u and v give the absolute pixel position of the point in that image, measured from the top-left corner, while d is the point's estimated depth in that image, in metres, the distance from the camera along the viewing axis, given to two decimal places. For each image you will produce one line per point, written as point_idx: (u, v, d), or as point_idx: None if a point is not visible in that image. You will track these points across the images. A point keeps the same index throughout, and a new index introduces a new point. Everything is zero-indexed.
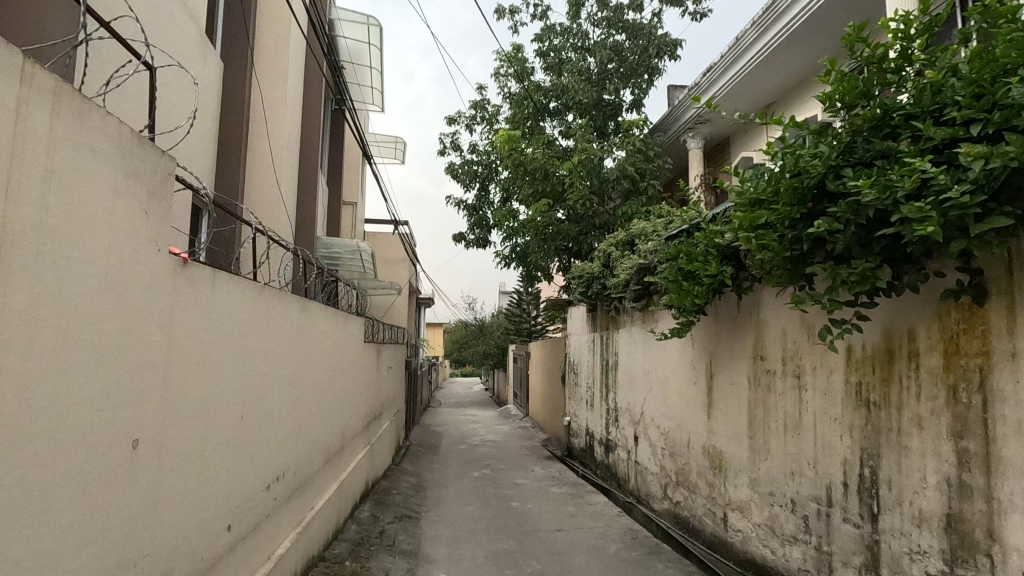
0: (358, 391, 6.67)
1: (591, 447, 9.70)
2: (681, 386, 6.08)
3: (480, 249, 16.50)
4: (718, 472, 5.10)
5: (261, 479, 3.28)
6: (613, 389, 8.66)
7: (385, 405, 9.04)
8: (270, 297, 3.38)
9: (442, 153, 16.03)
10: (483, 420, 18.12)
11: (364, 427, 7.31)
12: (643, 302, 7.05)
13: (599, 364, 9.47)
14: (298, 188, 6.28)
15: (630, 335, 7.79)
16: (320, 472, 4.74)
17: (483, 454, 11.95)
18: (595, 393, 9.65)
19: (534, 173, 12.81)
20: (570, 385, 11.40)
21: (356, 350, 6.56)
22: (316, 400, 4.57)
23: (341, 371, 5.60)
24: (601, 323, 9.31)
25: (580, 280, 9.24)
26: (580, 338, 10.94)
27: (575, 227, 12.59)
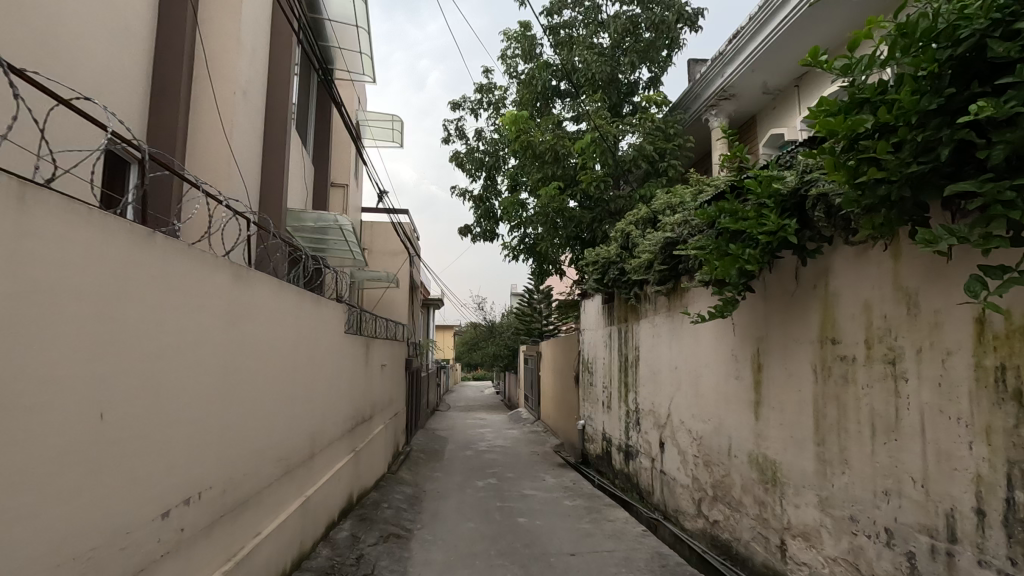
0: (338, 390, 5.74)
1: (608, 454, 8.69)
2: (718, 380, 5.06)
3: (487, 242, 15.55)
4: (772, 488, 4.08)
5: (156, 503, 2.37)
6: (633, 388, 7.65)
7: (377, 407, 8.12)
8: (169, 252, 2.46)
9: (447, 140, 15.15)
10: (493, 424, 17.14)
11: (349, 432, 6.38)
12: (671, 284, 6.04)
13: (617, 360, 8.45)
14: (264, 151, 5.35)
15: (654, 326, 6.78)
16: (276, 488, 3.83)
17: (490, 461, 10.98)
18: (613, 393, 8.62)
19: (544, 156, 11.86)
20: (585, 384, 10.38)
21: (335, 341, 5.63)
22: (266, 396, 3.66)
23: (310, 363, 4.69)
24: (619, 315, 8.30)
25: (596, 267, 8.26)
26: (595, 334, 9.92)
27: (588, 214, 11.61)
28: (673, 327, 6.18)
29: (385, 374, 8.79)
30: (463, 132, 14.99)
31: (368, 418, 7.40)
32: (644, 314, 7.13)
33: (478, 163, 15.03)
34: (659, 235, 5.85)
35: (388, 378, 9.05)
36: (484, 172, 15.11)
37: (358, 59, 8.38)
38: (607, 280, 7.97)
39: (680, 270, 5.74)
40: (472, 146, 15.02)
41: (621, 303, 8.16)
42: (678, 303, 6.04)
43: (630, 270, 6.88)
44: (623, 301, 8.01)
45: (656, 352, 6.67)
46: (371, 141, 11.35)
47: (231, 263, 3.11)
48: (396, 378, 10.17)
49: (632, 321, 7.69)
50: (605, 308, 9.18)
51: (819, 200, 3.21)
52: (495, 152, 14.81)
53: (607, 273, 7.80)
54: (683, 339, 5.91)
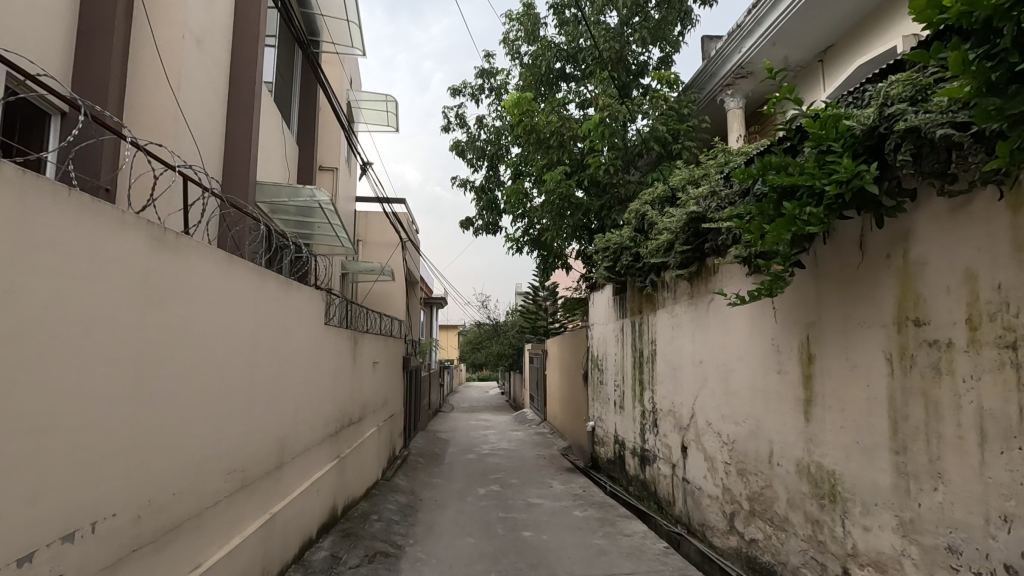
0: (318, 388, 5.07)
1: (622, 459, 7.97)
2: (754, 376, 4.33)
3: (490, 235, 14.86)
4: (829, 504, 3.36)
5: (12, 545, 1.70)
6: (649, 386, 6.93)
7: (369, 409, 7.43)
8: (36, 198, 1.80)
9: (446, 129, 14.47)
10: (497, 426, 16.43)
11: (334, 436, 5.69)
12: (694, 266, 5.33)
13: (630, 355, 7.73)
14: (228, 113, 4.66)
15: (673, 316, 6.07)
16: (226, 507, 3.14)
17: (493, 466, 10.27)
18: (626, 393, 7.91)
19: (548, 141, 11.17)
20: (594, 383, 9.67)
21: (314, 334, 4.95)
22: (211, 394, 2.98)
23: (279, 357, 4.02)
24: (632, 306, 7.59)
25: (606, 255, 7.56)
26: (605, 328, 9.22)
27: (597, 201, 10.88)
28: (697, 316, 5.47)
29: (379, 372, 8.11)
30: (464, 119, 14.32)
31: (357, 421, 6.71)
32: (662, 304, 6.41)
33: (479, 153, 14.34)
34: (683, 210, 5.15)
35: (381, 376, 8.37)
36: (486, 161, 14.43)
37: (345, 29, 7.70)
38: (619, 269, 7.26)
39: (707, 249, 5.03)
40: (473, 135, 14.32)
41: (634, 292, 7.45)
42: (703, 288, 5.32)
43: (646, 254, 6.18)
44: (638, 291, 7.29)
45: (676, 345, 5.95)
46: (364, 125, 10.69)
47: (150, 224, 2.42)
48: (392, 377, 9.49)
49: (647, 312, 6.98)
50: (616, 299, 8.49)
51: (907, 136, 2.51)
52: (497, 140, 14.12)
53: (619, 260, 7.09)
54: (709, 329, 5.20)
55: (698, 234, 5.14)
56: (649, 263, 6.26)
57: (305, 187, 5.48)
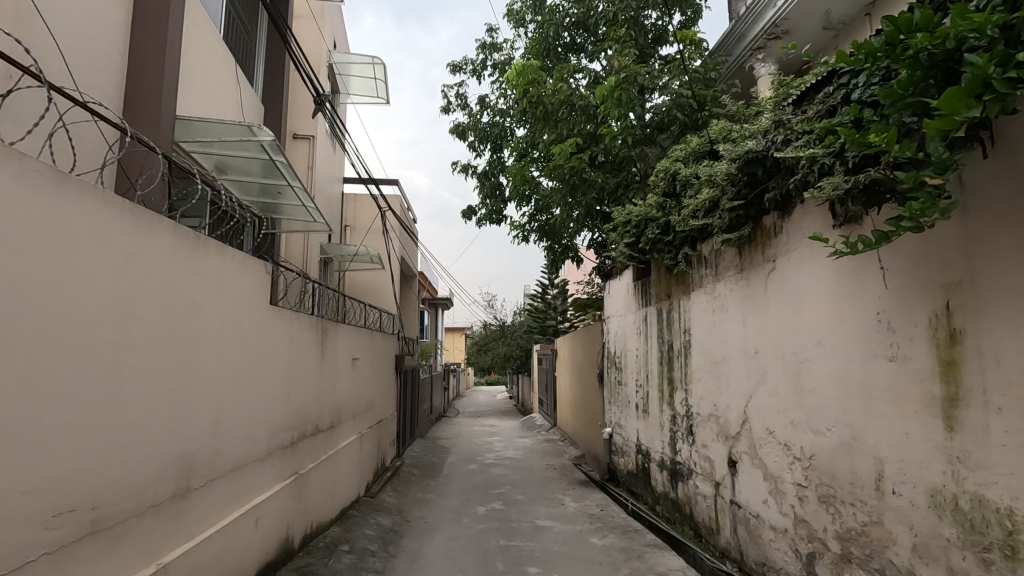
0: (263, 386, 3.95)
1: (646, 472, 6.75)
2: (845, 368, 3.12)
3: (493, 224, 13.69)
4: (1001, 562, 2.16)
5: None
6: (682, 385, 5.70)
7: (346, 414, 6.27)
8: None
9: (446, 109, 13.36)
10: (503, 432, 15.23)
11: (292, 448, 4.55)
12: (748, 226, 4.11)
13: (656, 350, 6.52)
14: (136, 28, 3.60)
15: (716, 297, 4.87)
16: (57, 570, 2.02)
17: (496, 478, 9.07)
18: (651, 394, 6.70)
19: (556, 113, 9.95)
20: (612, 384, 8.43)
21: (255, 316, 3.81)
22: (16, 394, 1.87)
23: (185, 341, 2.90)
24: (659, 292, 6.39)
25: (627, 229, 6.36)
26: (624, 320, 8.00)
27: (613, 178, 9.64)
28: (750, 293, 4.26)
29: (360, 371, 6.97)
30: (465, 99, 13.20)
31: (328, 429, 5.56)
32: (700, 283, 5.20)
33: (482, 134, 13.19)
34: (733, 151, 3.97)
35: (364, 376, 7.23)
36: (489, 144, 13.29)
37: None
38: (643, 245, 6.06)
39: (766, 201, 3.84)
40: (475, 115, 13.19)
41: (662, 274, 6.24)
42: (758, 256, 4.12)
43: (680, 219, 4.98)
44: (667, 272, 6.09)
45: (721, 332, 4.75)
46: (350, 94, 9.56)
47: None
48: (379, 377, 8.33)
49: (678, 294, 5.77)
50: (638, 285, 7.29)
51: None
52: (501, 121, 12.98)
53: (645, 233, 5.87)
54: (769, 310, 3.99)
55: (754, 182, 3.95)
56: (686, 229, 5.03)
57: (245, 124, 4.18)
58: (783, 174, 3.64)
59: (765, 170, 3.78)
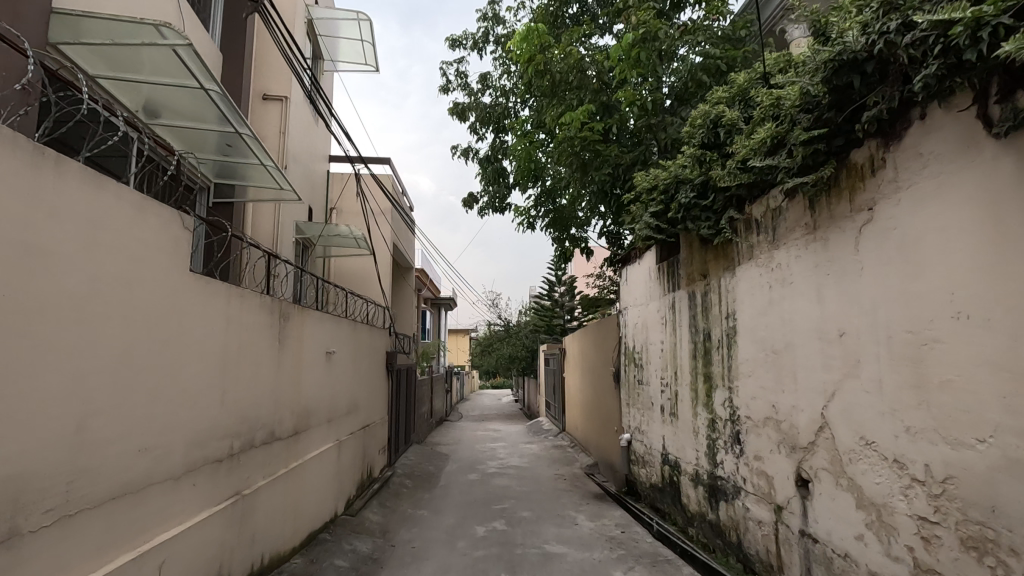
0: (181, 381, 2.94)
1: (675, 487, 5.70)
2: (1015, 349, 2.07)
3: (496, 213, 12.68)
4: None
5: None
6: (723, 383, 4.65)
7: (318, 419, 5.25)
8: None
9: (445, 89, 12.40)
10: (507, 437, 14.20)
11: (234, 461, 3.55)
12: (830, 161, 3.07)
13: (687, 342, 5.48)
14: None
15: (775, 270, 3.83)
16: None
17: (499, 490, 8.04)
18: (680, 395, 5.65)
19: (565, 82, 8.93)
20: (631, 384, 7.38)
21: (167, 284, 2.81)
22: None
23: (12, 307, 1.90)
24: (691, 272, 5.35)
25: (653, 196, 5.34)
26: (644, 310, 6.95)
27: (629, 152, 8.60)
28: (830, 258, 3.22)
29: (339, 367, 5.97)
30: (465, 77, 12.23)
31: (290, 436, 4.54)
32: (750, 255, 4.17)
33: (483, 115, 12.19)
34: (814, 59, 2.94)
35: (344, 373, 6.22)
36: (492, 126, 12.30)
37: None
38: (672, 213, 5.01)
39: (862, 123, 2.80)
40: (477, 94, 12.21)
41: (696, 248, 5.20)
42: (844, 206, 3.08)
43: (733, 172, 3.99)
44: (702, 245, 5.06)
45: (783, 313, 3.70)
46: (335, 60, 8.60)
47: None
48: (365, 376, 7.32)
49: (718, 270, 4.73)
50: (663, 267, 6.25)
51: None
52: (504, 100, 11.99)
53: (678, 196, 4.83)
54: (863, 278, 2.94)
55: (842, 101, 2.92)
56: (738, 182, 4.01)
57: (136, 21, 2.99)
58: (893, 78, 2.62)
59: (862, 79, 2.75)
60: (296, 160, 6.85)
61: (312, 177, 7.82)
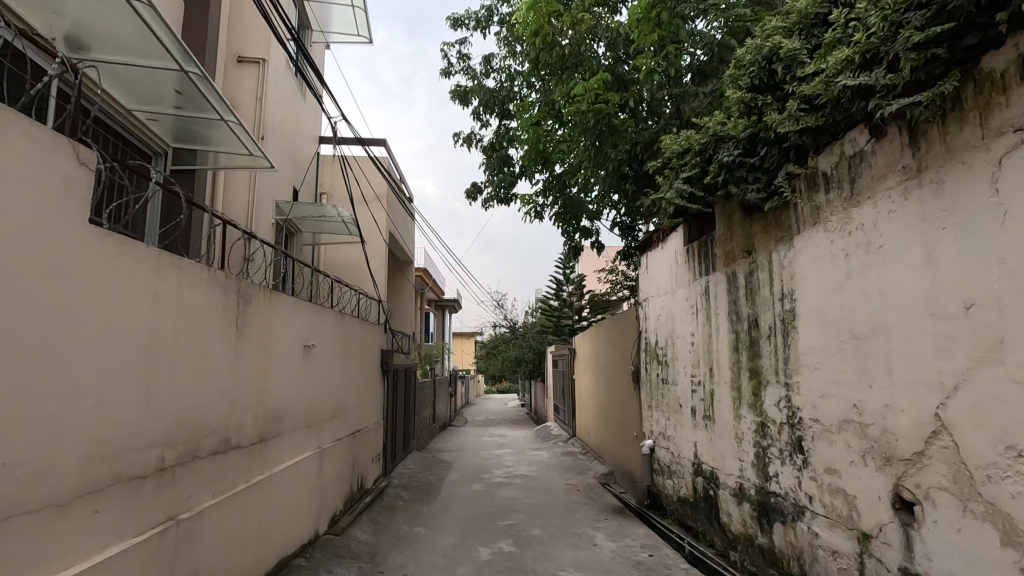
0: (77, 372, 2.17)
1: (712, 503, 4.87)
2: None
3: (502, 204, 11.91)
4: None
5: None
6: (777, 379, 3.84)
7: (291, 425, 4.46)
8: None
9: (446, 72, 11.68)
10: (514, 443, 13.39)
11: (167, 477, 2.77)
12: (953, 72, 2.29)
13: (725, 333, 4.67)
14: None
15: (856, 234, 3.02)
16: None
17: (506, 503, 7.23)
18: (718, 395, 4.84)
19: (578, 53, 8.17)
20: (654, 383, 6.56)
21: (52, 239, 2.05)
22: None
23: None
24: (731, 250, 4.56)
25: (686, 160, 4.55)
26: (669, 300, 6.15)
27: (648, 128, 7.81)
28: (945, 208, 2.42)
29: (321, 365, 5.21)
30: (467, 59, 11.50)
31: (254, 444, 3.75)
32: (817, 218, 3.37)
33: (487, 99, 11.44)
34: None
35: (328, 371, 5.45)
36: (496, 111, 11.54)
37: None
38: (711, 177, 4.22)
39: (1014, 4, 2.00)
40: (479, 77, 11.47)
41: (739, 220, 4.41)
42: (972, 131, 2.27)
43: (801, 110, 3.27)
44: (748, 215, 4.26)
45: (870, 285, 2.90)
46: (327, 29, 7.94)
47: None
48: (355, 376, 6.55)
49: (770, 243, 3.93)
50: (693, 248, 5.46)
51: None
52: (509, 83, 11.23)
53: (720, 155, 4.04)
54: (1003, 227, 2.14)
55: None
56: (806, 125, 3.23)
57: None
58: None
59: None
60: (277, 132, 6.12)
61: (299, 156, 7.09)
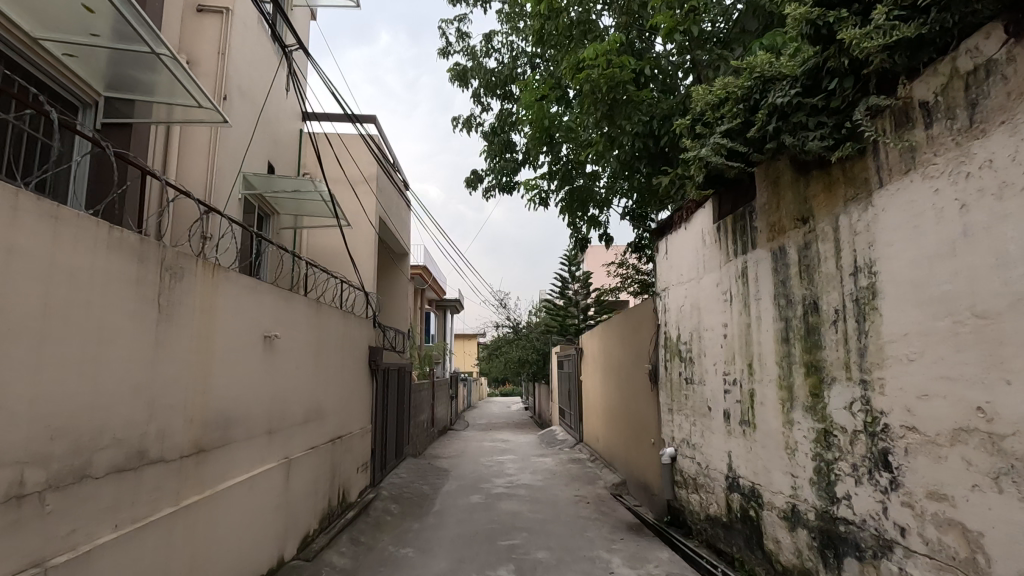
0: None
1: (754, 525, 4.07)
2: None
3: (504, 193, 11.14)
4: None
5: None
6: (847, 375, 3.04)
7: (246, 431, 3.69)
8: None
9: (445, 52, 10.93)
10: (517, 449, 12.57)
11: (31, 506, 1.99)
12: None
13: (770, 321, 3.87)
14: None
15: (978, 175, 2.23)
16: None
17: (507, 517, 6.44)
18: (759, 396, 4.04)
19: (588, 19, 7.41)
20: (676, 383, 5.75)
21: None
22: None
23: None
24: (780, 220, 3.76)
25: (724, 113, 3.76)
26: (694, 287, 5.36)
27: (667, 99, 7.02)
28: None
29: (289, 360, 4.43)
30: (467, 38, 10.74)
31: (186, 455, 2.97)
32: (912, 163, 2.58)
33: (488, 80, 10.67)
34: None
35: (299, 367, 4.67)
36: (497, 93, 10.78)
37: None
38: (758, 128, 3.43)
39: None
40: (480, 57, 10.71)
41: (792, 180, 3.62)
42: None
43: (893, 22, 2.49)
44: (804, 174, 3.47)
45: (1008, 242, 2.09)
46: None
47: None
48: (336, 374, 5.78)
49: (836, 205, 3.14)
50: (726, 225, 4.67)
51: None
52: (511, 62, 10.44)
53: (772, 98, 3.26)
54: None
55: None
56: (903, 38, 2.45)
57: None
58: None
59: None
60: (246, 95, 5.38)
61: (276, 129, 6.35)
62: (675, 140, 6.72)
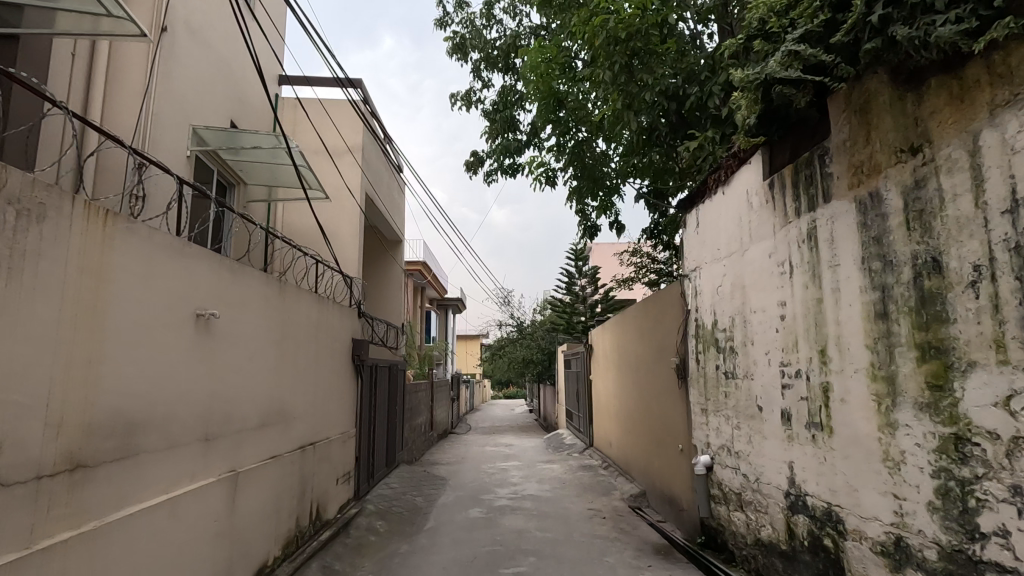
0: None
1: (831, 560, 3.14)
2: None
3: (507, 176, 10.24)
4: None
5: None
6: (998, 357, 2.13)
7: (163, 437, 2.78)
8: None
9: (442, 24, 10.04)
10: (522, 454, 11.64)
11: None
12: None
13: (855, 292, 2.96)
14: None
15: None
16: None
17: (511, 536, 5.53)
18: (837, 391, 3.13)
19: None
20: (713, 379, 4.83)
21: None
22: None
23: None
24: (871, 157, 2.84)
25: (798, 14, 2.84)
26: (736, 262, 4.44)
27: (693, 55, 6.11)
28: None
29: (234, 346, 3.52)
30: (466, 8, 9.87)
31: (48, 474, 2.07)
32: None
33: (488, 53, 9.79)
34: None
35: (252, 358, 3.76)
36: (499, 67, 9.89)
37: None
38: (853, 23, 2.52)
39: None
40: (480, 28, 9.82)
41: (892, 103, 2.72)
42: None
43: None
44: (914, 88, 2.57)
45: None
46: None
47: None
48: (308, 369, 4.89)
49: (979, 116, 2.22)
50: (782, 180, 3.75)
51: None
52: (513, 32, 9.56)
53: None
54: None
55: None
56: None
57: None
58: None
59: None
60: (196, 35, 4.53)
61: (243, 85, 5.48)
62: (703, 98, 5.84)
